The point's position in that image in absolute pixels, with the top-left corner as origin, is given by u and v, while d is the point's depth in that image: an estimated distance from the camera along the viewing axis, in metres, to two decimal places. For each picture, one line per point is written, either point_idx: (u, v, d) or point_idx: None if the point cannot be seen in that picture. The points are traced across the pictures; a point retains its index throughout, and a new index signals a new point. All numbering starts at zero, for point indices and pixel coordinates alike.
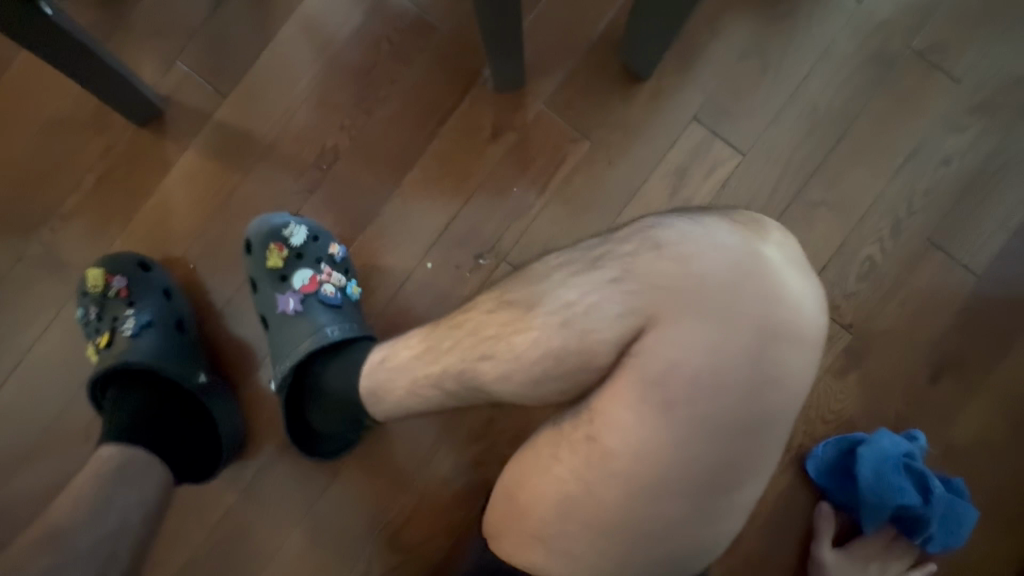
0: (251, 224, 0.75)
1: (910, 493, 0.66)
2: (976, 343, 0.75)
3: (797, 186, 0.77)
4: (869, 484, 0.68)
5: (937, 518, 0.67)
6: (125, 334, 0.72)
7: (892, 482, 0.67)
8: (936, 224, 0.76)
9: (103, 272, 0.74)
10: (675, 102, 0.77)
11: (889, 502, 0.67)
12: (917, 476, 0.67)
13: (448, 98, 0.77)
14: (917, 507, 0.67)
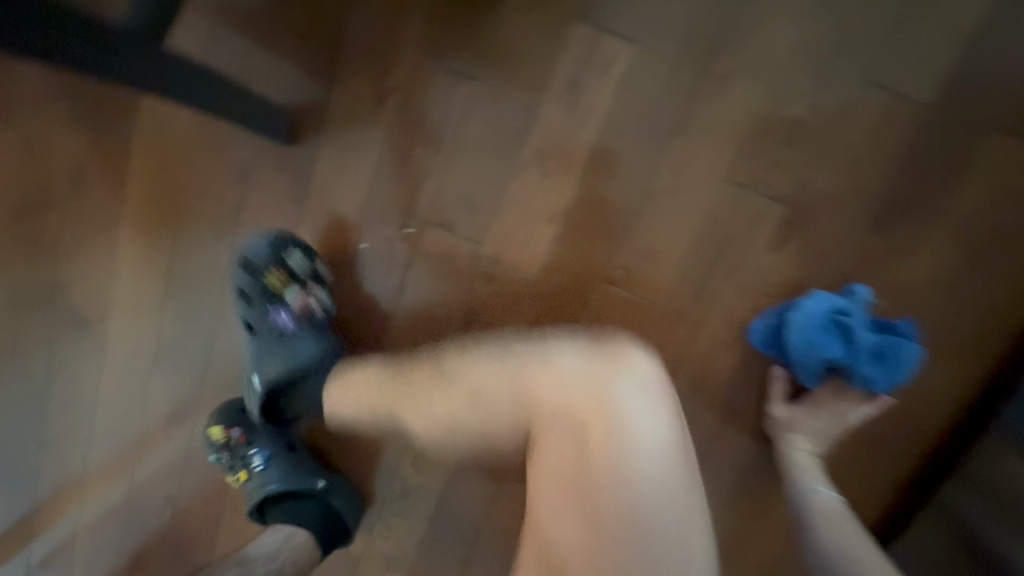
0: (249, 242, 0.81)
1: (834, 343, 0.71)
2: (919, 178, 0.71)
3: (703, 60, 0.70)
4: (797, 344, 0.72)
5: (867, 361, 0.71)
6: (256, 469, 0.88)
7: (816, 338, 0.71)
8: (867, 59, 0.69)
9: (221, 427, 0.89)
10: (550, 6, 0.71)
11: (818, 356, 0.72)
12: (843, 328, 0.71)
13: (326, 78, 0.77)
14: (845, 355, 0.72)
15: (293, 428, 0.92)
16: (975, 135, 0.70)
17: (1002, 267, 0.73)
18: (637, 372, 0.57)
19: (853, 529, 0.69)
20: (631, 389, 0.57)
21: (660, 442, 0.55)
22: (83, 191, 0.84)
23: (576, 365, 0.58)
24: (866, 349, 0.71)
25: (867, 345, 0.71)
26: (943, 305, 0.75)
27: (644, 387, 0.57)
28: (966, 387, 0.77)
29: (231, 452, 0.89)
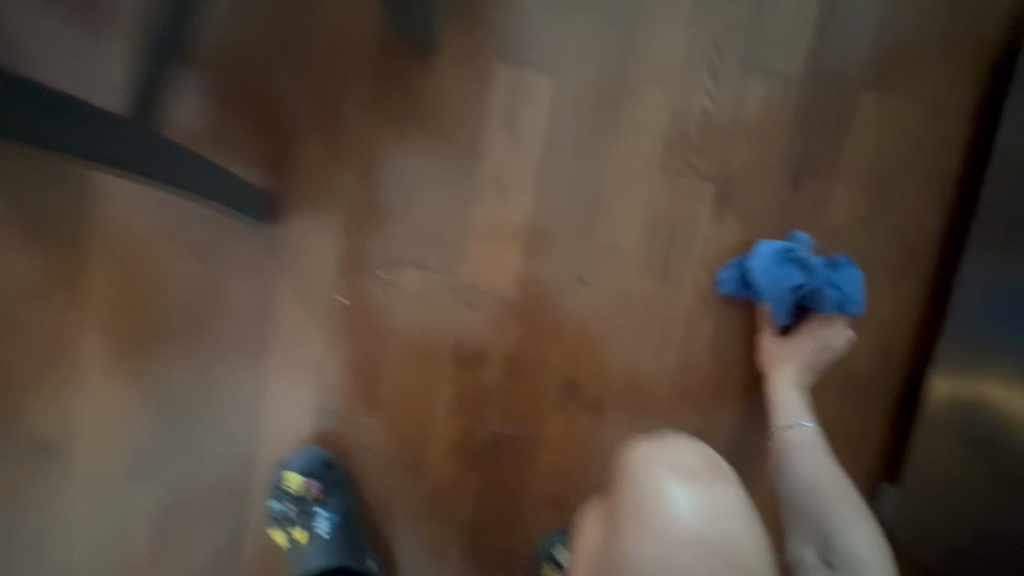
0: (302, 447, 0.86)
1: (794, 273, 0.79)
2: (817, 137, 0.83)
3: (613, 76, 0.81)
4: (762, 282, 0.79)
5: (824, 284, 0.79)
6: (318, 531, 0.83)
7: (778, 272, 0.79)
8: (746, 51, 0.81)
9: (301, 477, 0.83)
10: (474, 55, 0.81)
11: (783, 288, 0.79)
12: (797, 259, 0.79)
13: (282, 157, 0.83)
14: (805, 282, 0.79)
15: (359, 495, 0.86)
16: (849, 93, 0.82)
17: (906, 197, 0.84)
18: (679, 451, 0.72)
19: (836, 476, 0.74)
20: (673, 464, 0.70)
21: (695, 520, 0.64)
22: (47, 309, 0.83)
23: (647, 446, 0.73)
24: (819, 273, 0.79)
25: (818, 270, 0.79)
26: (867, 242, 0.85)
27: (689, 466, 0.70)
28: (912, 306, 0.85)
29: (296, 507, 0.83)
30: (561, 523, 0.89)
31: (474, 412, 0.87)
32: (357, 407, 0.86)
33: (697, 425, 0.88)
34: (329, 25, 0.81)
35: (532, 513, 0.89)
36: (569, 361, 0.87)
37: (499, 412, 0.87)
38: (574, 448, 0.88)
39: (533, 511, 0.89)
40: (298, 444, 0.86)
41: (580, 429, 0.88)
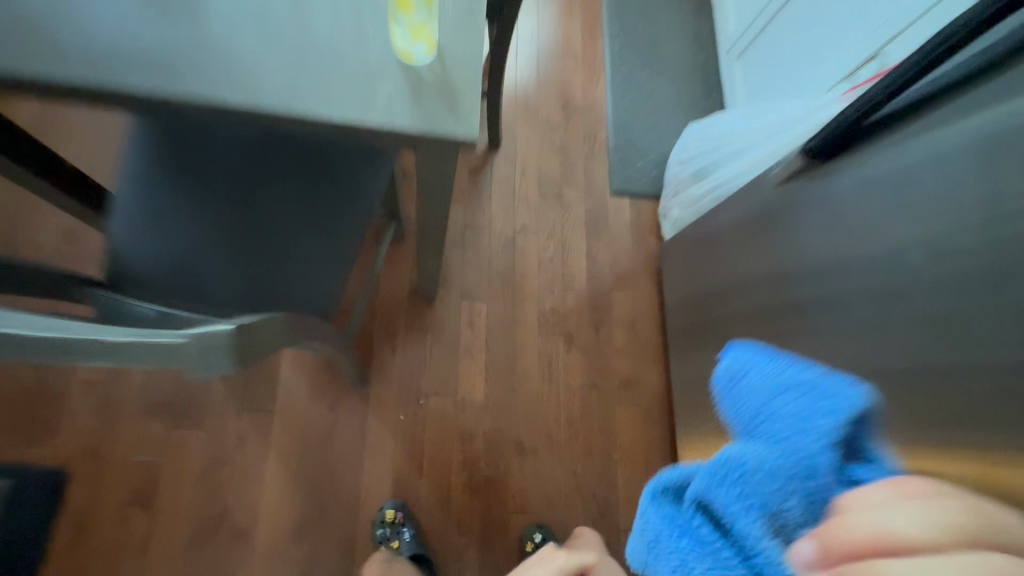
0: (387, 499, 1.61)
1: (770, 387, 0.62)
2: (602, 309, 1.93)
3: (511, 296, 1.89)
4: (734, 403, 0.65)
5: (791, 415, 0.59)
6: (405, 540, 1.53)
7: (745, 360, 0.65)
8: (564, 280, 1.94)
9: (392, 510, 1.57)
10: (450, 296, 1.85)
11: (752, 415, 0.62)
12: (735, 373, 0.65)
13: (366, 350, 1.74)
14: (809, 405, 0.59)
15: (419, 522, 1.61)
16: (609, 290, 1.96)
17: (643, 329, 1.93)
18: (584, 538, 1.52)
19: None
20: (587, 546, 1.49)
21: None
22: (244, 449, 1.58)
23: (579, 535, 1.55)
24: (791, 381, 0.61)
25: (797, 383, 0.61)
26: (634, 350, 1.90)
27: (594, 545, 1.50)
28: (660, 376, 1.90)
29: (393, 531, 1.53)
30: (527, 520, 1.67)
31: (473, 466, 1.69)
32: (413, 476, 1.65)
33: (583, 451, 1.77)
34: (384, 291, 1.81)
35: (512, 518, 1.67)
36: (515, 429, 1.75)
37: (486, 463, 1.70)
38: (526, 476, 1.72)
39: (511, 516, 1.67)
40: (382, 501, 1.61)
41: (528, 464, 1.73)
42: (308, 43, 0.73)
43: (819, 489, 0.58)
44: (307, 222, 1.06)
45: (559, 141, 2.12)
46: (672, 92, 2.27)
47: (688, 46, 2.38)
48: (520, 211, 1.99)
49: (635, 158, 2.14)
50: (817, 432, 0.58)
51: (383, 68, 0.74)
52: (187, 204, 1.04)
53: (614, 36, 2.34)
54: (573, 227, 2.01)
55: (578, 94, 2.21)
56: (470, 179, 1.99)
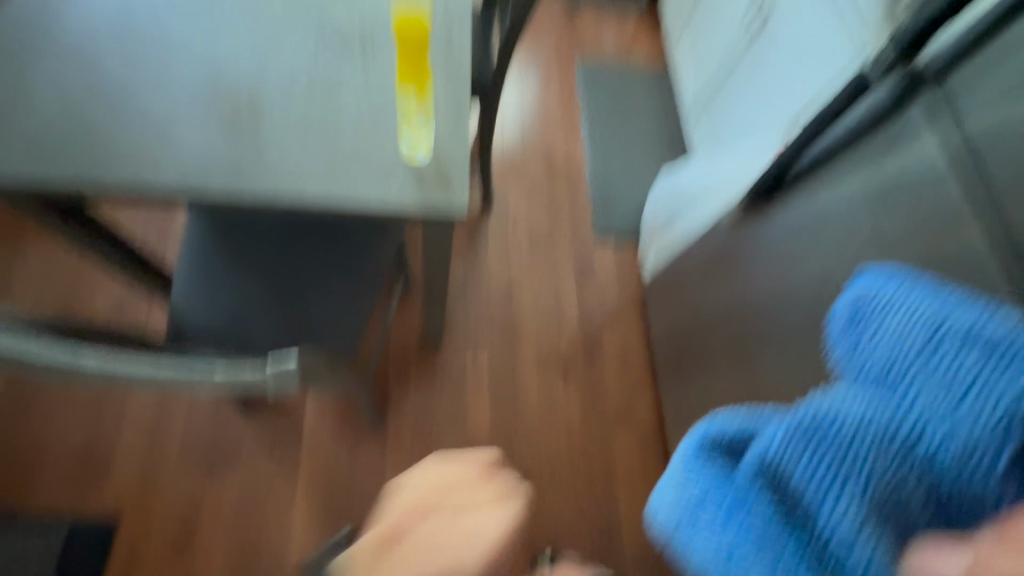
0: (404, 532, 1.73)
1: (921, 330, 0.59)
2: (594, 344, 2.12)
3: (509, 337, 2.08)
4: (871, 339, 0.63)
5: (926, 365, 0.57)
6: None
7: (889, 293, 0.64)
8: (557, 320, 2.14)
9: None
10: (455, 342, 2.04)
11: (894, 358, 0.60)
12: (883, 304, 0.63)
13: (381, 394, 1.91)
14: (971, 364, 0.55)
15: None
16: (599, 327, 2.15)
17: (633, 361, 2.11)
18: None
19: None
20: None
21: None
22: (273, 491, 1.73)
23: None
24: (950, 323, 0.57)
25: (960, 328, 0.57)
26: (626, 380, 2.08)
27: None
28: (652, 403, 2.06)
29: None
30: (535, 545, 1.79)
31: None
32: None
33: (585, 477, 1.91)
34: (395, 339, 2.00)
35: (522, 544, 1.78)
36: (521, 460, 1.90)
37: None
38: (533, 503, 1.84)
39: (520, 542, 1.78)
40: None
41: (533, 493, 1.86)
42: (339, 151, 0.96)
43: (959, 461, 0.54)
44: (333, 279, 1.28)
45: (546, 198, 2.37)
46: (644, 148, 2.56)
47: (656, 108, 2.69)
48: (514, 260, 2.22)
49: (615, 208, 2.39)
50: (971, 398, 0.54)
51: (396, 167, 0.97)
52: (237, 274, 1.26)
53: (590, 103, 2.65)
54: (563, 273, 2.23)
55: (561, 155, 2.49)
56: (468, 236, 2.23)
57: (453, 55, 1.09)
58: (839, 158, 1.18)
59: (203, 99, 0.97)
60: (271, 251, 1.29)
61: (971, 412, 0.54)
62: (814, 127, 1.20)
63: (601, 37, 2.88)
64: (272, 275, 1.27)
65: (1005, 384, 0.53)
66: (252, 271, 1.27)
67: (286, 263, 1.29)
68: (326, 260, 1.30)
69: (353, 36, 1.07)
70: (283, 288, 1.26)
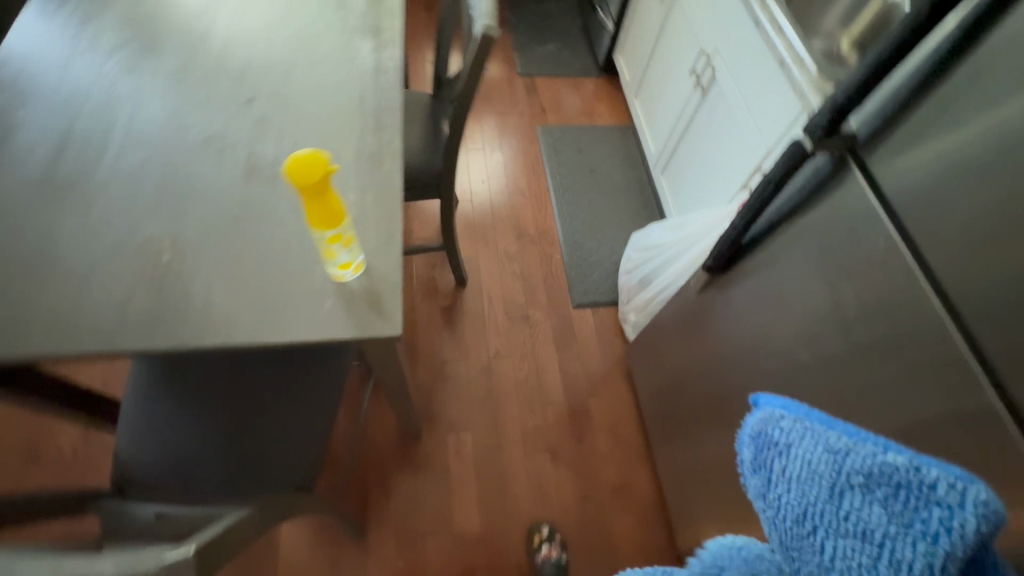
0: None
1: (824, 478, 0.62)
2: (581, 418, 2.04)
3: (493, 420, 2.00)
4: (776, 485, 0.66)
5: (833, 516, 0.60)
6: None
7: (784, 430, 0.67)
8: (541, 396, 2.07)
9: None
10: (435, 431, 1.96)
11: (804, 508, 0.63)
12: (781, 445, 0.67)
13: (360, 498, 1.81)
14: (879, 511, 0.57)
15: None
16: (585, 399, 2.08)
17: (624, 432, 2.02)
18: None
19: None
20: None
21: None
22: None
23: None
24: (850, 470, 0.60)
25: (860, 474, 0.60)
26: (618, 453, 1.98)
27: None
28: (648, 476, 1.94)
29: None
30: None
31: None
32: None
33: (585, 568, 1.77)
34: (371, 437, 1.91)
35: None
36: (514, 555, 1.77)
37: None
38: None
39: None
40: None
41: None
42: (263, 286, 0.93)
43: None
44: (284, 413, 1.22)
45: (519, 268, 2.36)
46: (614, 208, 2.57)
47: (622, 166, 2.73)
48: (491, 338, 2.18)
49: (590, 272, 2.37)
50: (886, 549, 0.56)
51: (323, 294, 0.94)
52: (183, 418, 1.21)
53: (556, 169, 2.69)
54: (543, 345, 2.18)
55: (531, 223, 2.50)
56: (443, 316, 2.20)
57: (385, 171, 1.10)
58: (788, 226, 1.12)
59: (125, 249, 0.95)
60: (218, 389, 1.25)
61: (889, 567, 0.56)
62: (758, 194, 1.14)
63: (561, 105, 2.98)
64: (221, 415, 1.22)
65: (912, 534, 0.55)
66: (199, 413, 1.22)
67: (234, 400, 1.23)
68: (275, 393, 1.25)
69: (284, 160, 1.09)
70: (232, 428, 1.20)
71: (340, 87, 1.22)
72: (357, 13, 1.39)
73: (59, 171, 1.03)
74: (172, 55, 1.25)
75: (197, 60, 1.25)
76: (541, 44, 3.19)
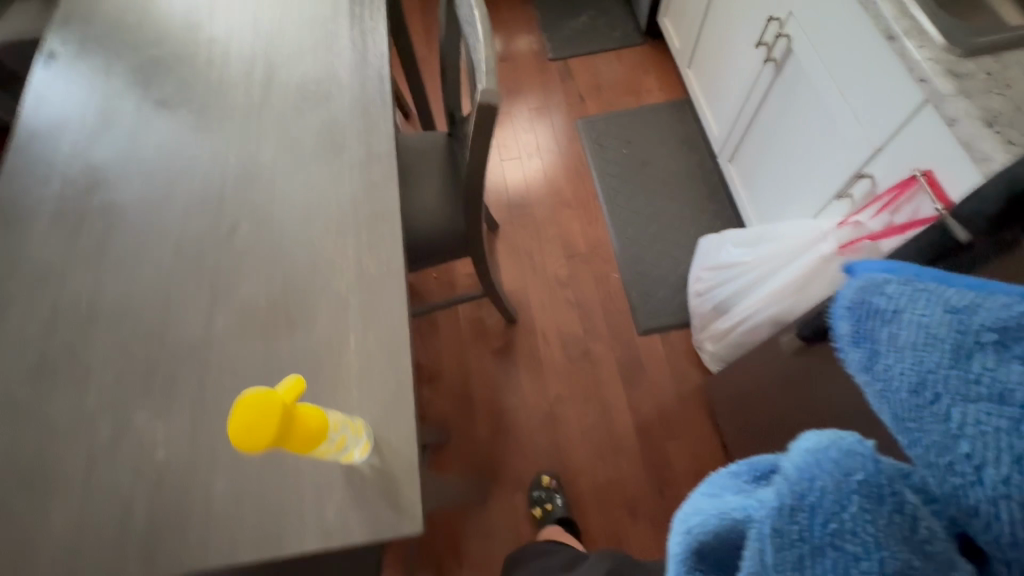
0: None
1: (944, 338, 0.49)
2: (658, 464, 1.85)
3: (562, 475, 1.85)
4: (882, 356, 0.53)
5: (960, 381, 0.47)
6: None
7: (890, 295, 0.54)
8: (613, 442, 1.89)
9: None
10: (502, 492, 1.84)
11: (920, 376, 0.49)
12: (887, 311, 0.54)
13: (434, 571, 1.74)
14: (1020, 370, 0.45)
15: None
16: (662, 442, 1.88)
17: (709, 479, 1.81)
18: None
19: None
20: None
21: None
22: None
23: None
24: (976, 325, 0.48)
25: (991, 331, 0.47)
26: None
27: None
28: None
29: None
30: None
31: None
32: None
33: None
34: (437, 506, 1.82)
35: None
36: None
37: None
38: None
39: None
40: None
41: None
42: (265, 484, 0.81)
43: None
44: None
45: (573, 295, 2.13)
46: (674, 208, 2.24)
47: (679, 154, 2.36)
48: (551, 378, 2.00)
49: (654, 290, 2.10)
50: None
51: (331, 484, 0.81)
52: None
53: (603, 168, 2.38)
54: (609, 382, 1.97)
55: (581, 239, 2.24)
56: (497, 360, 2.04)
57: (390, 299, 0.93)
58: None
59: (118, 451, 0.85)
60: None
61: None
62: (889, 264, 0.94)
63: (601, 87, 2.60)
64: None
65: None
66: None
67: None
68: None
69: (277, 301, 0.95)
70: None
71: (332, 191, 1.05)
72: (342, 83, 1.20)
73: (49, 351, 0.95)
74: (152, 178, 1.12)
75: (177, 180, 1.12)
76: (571, 16, 2.79)
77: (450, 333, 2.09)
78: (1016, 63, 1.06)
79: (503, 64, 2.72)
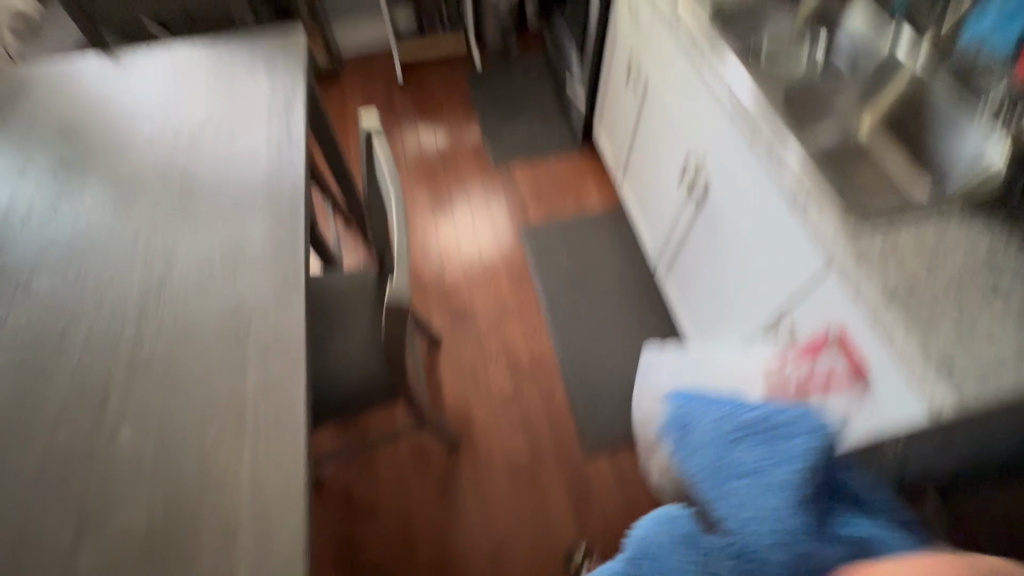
0: None
1: (723, 436, 0.80)
2: None
3: None
4: (689, 455, 0.82)
5: (733, 462, 0.77)
6: None
7: (689, 410, 0.86)
8: None
9: None
10: None
11: (710, 463, 0.79)
12: (689, 423, 0.85)
13: None
14: (759, 448, 0.77)
15: None
16: None
17: None
18: None
19: None
20: None
21: None
22: None
23: None
24: (737, 423, 0.80)
25: (744, 425, 0.80)
26: None
27: None
28: None
29: None
30: None
31: None
32: None
33: None
34: None
35: None
36: None
37: None
38: None
39: None
40: None
41: None
42: None
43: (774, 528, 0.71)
44: None
45: (518, 413, 2.06)
46: (617, 318, 2.26)
47: (619, 262, 2.42)
48: (496, 509, 1.88)
49: (601, 406, 2.06)
50: (769, 474, 0.75)
51: None
52: None
53: (546, 276, 2.39)
54: (556, 511, 1.88)
55: (525, 352, 2.20)
56: (437, 493, 1.92)
57: (287, 523, 0.86)
58: None
59: None
60: None
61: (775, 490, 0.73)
62: None
63: (543, 193, 2.67)
64: None
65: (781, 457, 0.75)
66: None
67: None
68: None
69: (158, 534, 0.85)
70: None
71: (232, 390, 0.98)
72: (252, 257, 1.15)
73: None
74: (23, 369, 1.01)
75: (52, 376, 1.01)
76: (514, 125, 2.90)
77: (388, 462, 1.97)
78: (905, 237, 1.14)
79: (446, 171, 2.76)
